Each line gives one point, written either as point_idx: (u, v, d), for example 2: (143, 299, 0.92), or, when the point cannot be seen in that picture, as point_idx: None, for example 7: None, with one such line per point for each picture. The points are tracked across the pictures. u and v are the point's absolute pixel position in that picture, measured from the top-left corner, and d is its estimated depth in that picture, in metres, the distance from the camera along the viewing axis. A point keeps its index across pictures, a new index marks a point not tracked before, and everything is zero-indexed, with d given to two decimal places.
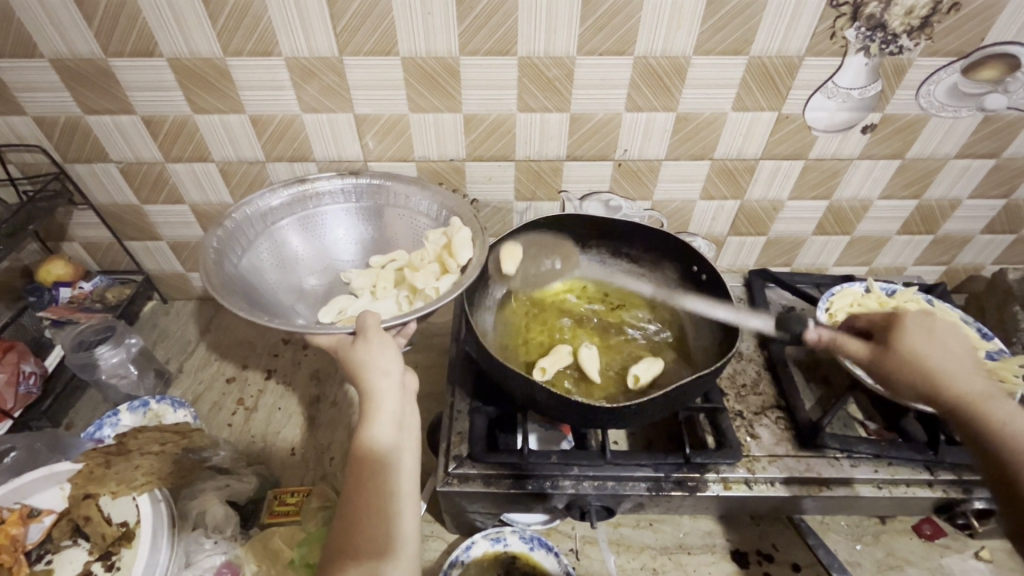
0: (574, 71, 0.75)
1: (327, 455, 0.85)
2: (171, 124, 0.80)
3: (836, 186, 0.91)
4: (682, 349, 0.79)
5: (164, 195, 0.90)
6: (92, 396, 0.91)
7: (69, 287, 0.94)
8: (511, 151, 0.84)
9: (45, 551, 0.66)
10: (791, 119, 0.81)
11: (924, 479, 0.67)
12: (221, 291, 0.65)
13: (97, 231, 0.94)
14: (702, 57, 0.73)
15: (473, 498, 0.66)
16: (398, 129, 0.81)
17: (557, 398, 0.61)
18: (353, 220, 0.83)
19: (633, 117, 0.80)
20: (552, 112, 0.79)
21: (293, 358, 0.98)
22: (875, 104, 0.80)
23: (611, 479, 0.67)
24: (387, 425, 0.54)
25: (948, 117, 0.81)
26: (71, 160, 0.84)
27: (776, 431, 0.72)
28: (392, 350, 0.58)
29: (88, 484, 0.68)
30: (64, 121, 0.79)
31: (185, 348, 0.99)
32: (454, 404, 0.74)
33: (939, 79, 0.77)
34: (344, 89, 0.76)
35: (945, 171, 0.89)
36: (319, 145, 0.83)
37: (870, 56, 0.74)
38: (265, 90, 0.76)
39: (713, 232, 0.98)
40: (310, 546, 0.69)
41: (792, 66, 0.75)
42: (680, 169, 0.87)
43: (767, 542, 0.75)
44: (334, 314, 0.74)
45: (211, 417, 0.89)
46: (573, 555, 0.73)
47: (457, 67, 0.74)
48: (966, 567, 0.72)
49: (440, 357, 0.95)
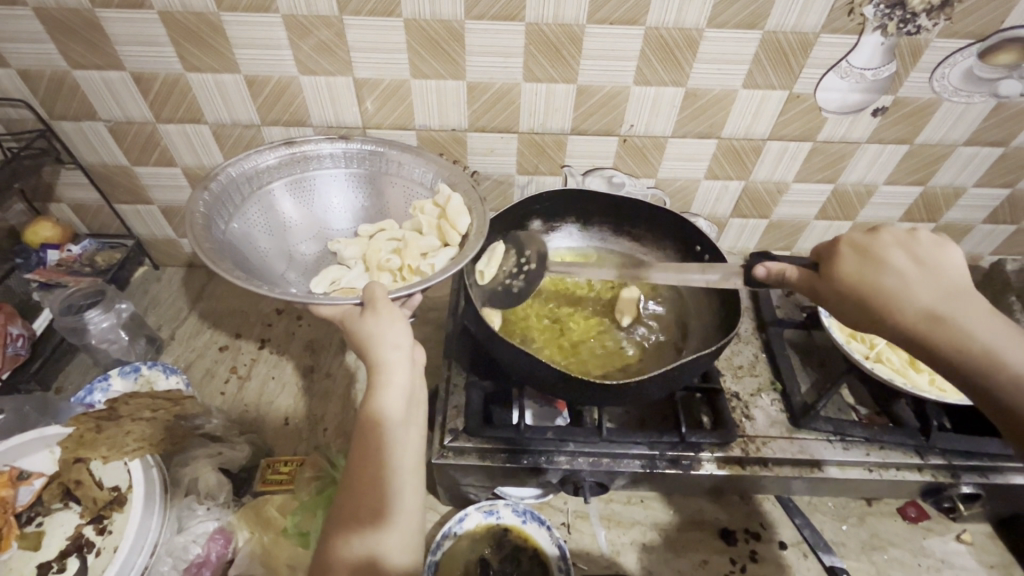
0: (583, 40, 0.72)
1: (321, 426, 0.84)
2: (163, 82, 0.77)
3: (841, 171, 0.90)
4: (682, 331, 0.79)
5: (155, 157, 0.87)
6: (82, 360, 0.90)
7: (57, 250, 0.91)
8: (515, 123, 0.82)
9: (36, 514, 0.65)
10: (802, 99, 0.79)
11: (914, 464, 0.68)
12: (212, 258, 0.63)
13: (86, 192, 0.91)
14: (716, 30, 0.71)
15: (468, 471, 0.66)
16: (399, 95, 0.79)
17: (554, 373, 0.61)
18: (344, 187, 0.81)
19: (641, 91, 0.78)
20: (558, 84, 0.77)
21: (286, 329, 0.97)
22: (888, 86, 0.78)
23: (605, 455, 0.67)
24: (396, 399, 0.53)
25: (961, 103, 0.80)
26: (57, 117, 0.81)
27: (771, 413, 0.72)
28: (401, 322, 0.57)
29: (78, 448, 0.66)
30: (49, 76, 0.76)
31: (177, 315, 0.98)
32: (449, 377, 0.73)
33: (955, 62, 0.75)
34: (342, 50, 0.74)
35: (953, 158, 0.88)
36: (316, 110, 0.81)
37: (887, 35, 0.72)
38: (262, 49, 0.73)
39: (715, 213, 0.97)
40: (304, 514, 0.70)
41: (806, 43, 0.73)
42: (685, 147, 0.85)
43: (755, 521, 0.76)
44: (327, 284, 0.73)
45: (204, 385, 0.88)
46: (565, 529, 0.74)
47: (462, 32, 0.71)
48: (947, 549, 0.74)
49: (436, 332, 0.95)
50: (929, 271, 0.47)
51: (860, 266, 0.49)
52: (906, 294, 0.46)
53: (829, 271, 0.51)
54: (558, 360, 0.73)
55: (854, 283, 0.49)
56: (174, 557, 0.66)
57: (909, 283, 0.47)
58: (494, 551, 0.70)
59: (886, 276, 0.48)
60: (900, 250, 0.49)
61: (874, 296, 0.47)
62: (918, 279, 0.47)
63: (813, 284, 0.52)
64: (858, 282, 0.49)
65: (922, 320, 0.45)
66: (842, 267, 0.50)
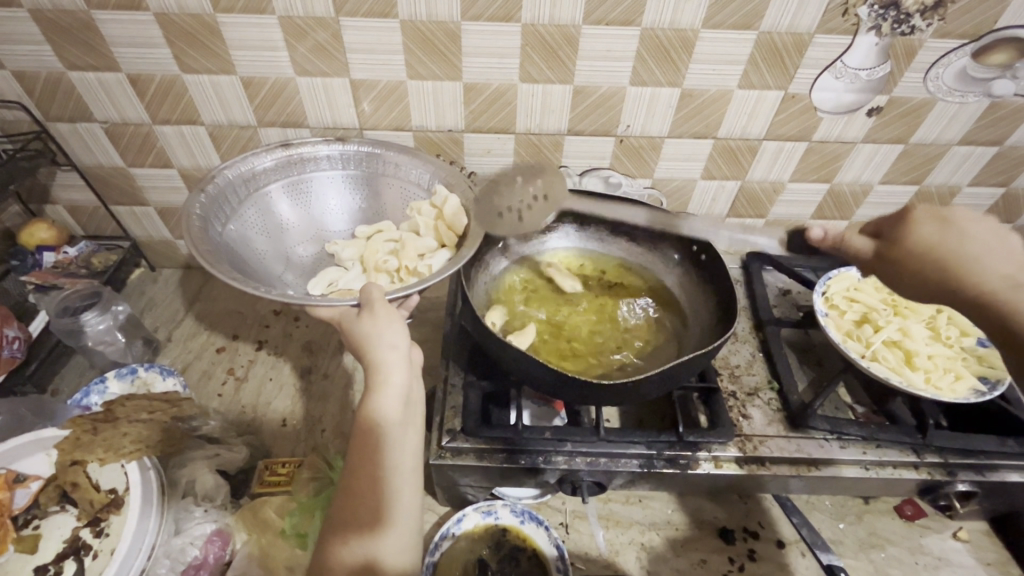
0: (579, 41, 0.72)
1: (318, 427, 0.84)
2: (158, 83, 0.77)
3: (837, 170, 0.90)
4: (679, 331, 0.78)
5: (152, 159, 0.87)
6: (79, 362, 0.90)
7: (54, 251, 0.91)
8: (511, 124, 0.82)
9: (32, 517, 0.65)
10: (798, 99, 0.79)
11: (911, 462, 0.68)
12: (209, 260, 0.63)
13: (83, 194, 0.91)
14: (712, 31, 0.71)
15: (466, 472, 0.66)
16: (396, 96, 0.79)
17: (551, 373, 0.61)
18: (342, 189, 0.81)
19: (637, 91, 0.78)
20: (555, 84, 0.77)
21: (284, 330, 0.97)
22: (883, 86, 0.78)
23: (603, 455, 0.67)
24: (394, 400, 0.53)
25: (955, 102, 0.80)
26: (53, 118, 0.80)
27: (768, 412, 0.72)
28: (398, 323, 0.57)
29: (75, 450, 0.66)
30: (45, 77, 0.76)
31: (173, 317, 0.98)
32: (447, 378, 0.73)
33: (949, 62, 0.75)
34: (338, 51, 0.74)
35: (948, 158, 0.88)
36: (313, 111, 0.81)
37: (881, 35, 0.72)
38: (258, 50, 0.73)
39: (712, 213, 0.97)
40: (301, 516, 0.70)
41: (801, 43, 0.73)
42: (681, 147, 0.86)
43: (753, 520, 0.76)
44: (324, 286, 0.72)
45: (201, 387, 0.88)
46: (563, 529, 0.75)
47: (459, 33, 0.71)
48: (944, 547, 0.75)
49: (434, 332, 0.95)
50: (999, 241, 0.52)
51: (938, 232, 0.52)
52: (982, 264, 0.51)
53: (903, 235, 0.53)
54: (554, 360, 0.73)
55: (930, 249, 0.52)
56: (172, 559, 0.65)
57: (988, 257, 0.51)
58: (492, 552, 0.70)
59: (967, 246, 0.52)
60: (973, 221, 0.53)
61: (950, 262, 0.51)
62: (996, 252, 0.51)
63: (883, 248, 0.54)
64: (935, 249, 0.52)
65: (1004, 288, 0.51)
66: (919, 232, 0.53)
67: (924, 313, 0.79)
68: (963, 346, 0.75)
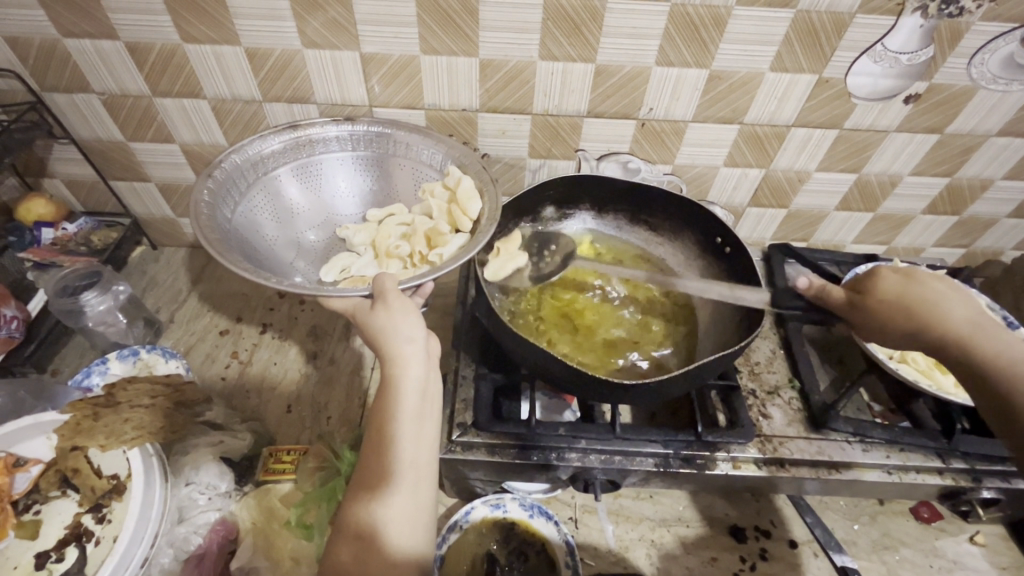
0: (604, 17, 0.68)
1: (324, 414, 0.82)
2: (158, 53, 0.73)
3: (866, 160, 0.86)
4: (699, 328, 0.75)
5: (152, 133, 0.83)
6: (79, 342, 0.88)
7: (52, 228, 0.88)
8: (528, 104, 0.78)
9: (33, 501, 0.64)
10: (831, 84, 0.75)
11: (935, 466, 0.66)
12: (218, 248, 0.60)
13: (80, 168, 0.88)
14: (746, 8, 0.67)
15: (476, 466, 0.65)
16: (407, 73, 0.75)
17: (567, 369, 0.58)
18: (351, 171, 0.78)
19: (662, 72, 0.74)
20: (576, 63, 0.73)
21: (289, 313, 0.95)
22: (923, 71, 0.74)
23: (618, 453, 0.65)
24: (412, 393, 0.51)
25: (998, 91, 0.76)
26: (47, 89, 0.77)
27: (789, 411, 0.70)
28: (414, 314, 0.54)
29: (75, 436, 0.65)
30: (39, 44, 0.72)
31: (176, 297, 0.95)
32: (458, 369, 0.71)
33: (995, 47, 0.71)
34: (350, 24, 0.69)
35: (983, 150, 0.84)
36: (319, 85, 0.77)
37: (927, 17, 0.68)
38: (264, 20, 0.69)
39: (732, 202, 0.94)
40: (306, 506, 0.68)
41: (840, 23, 0.69)
42: (706, 133, 0.82)
43: (765, 518, 0.75)
44: (337, 273, 0.70)
45: (204, 370, 0.86)
46: (572, 523, 0.73)
47: (476, 5, 0.67)
48: (959, 550, 0.73)
49: (443, 320, 0.92)
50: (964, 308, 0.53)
51: (901, 284, 0.55)
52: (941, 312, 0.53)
53: (870, 287, 0.57)
54: (573, 357, 0.70)
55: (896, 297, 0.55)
56: (175, 548, 0.65)
57: (945, 303, 0.53)
58: (500, 545, 0.69)
59: (923, 295, 0.54)
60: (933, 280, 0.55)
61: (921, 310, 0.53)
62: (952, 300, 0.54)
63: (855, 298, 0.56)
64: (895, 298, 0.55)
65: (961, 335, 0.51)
66: (884, 282, 0.56)
67: None
68: None
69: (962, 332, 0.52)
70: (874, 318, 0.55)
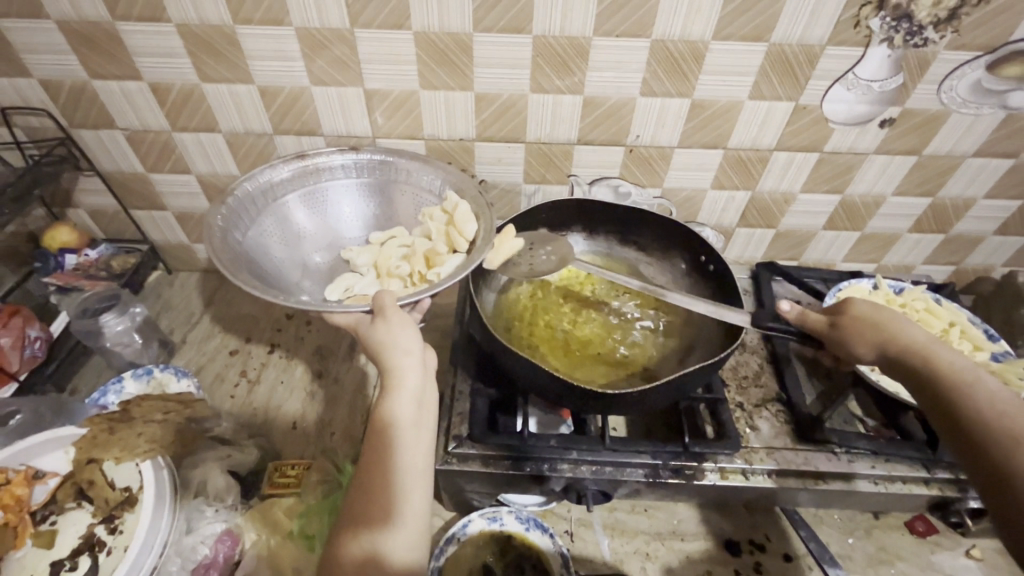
0: (589, 52, 0.73)
1: (328, 430, 0.85)
2: (179, 92, 0.79)
3: (849, 181, 0.90)
4: (690, 344, 0.78)
5: (170, 165, 0.89)
6: (96, 362, 0.92)
7: (75, 254, 0.93)
8: (521, 133, 0.83)
9: (49, 512, 0.67)
10: (808, 110, 0.79)
11: (921, 476, 0.67)
12: (231, 269, 0.65)
13: (103, 198, 0.94)
14: (722, 42, 0.72)
15: (472, 477, 0.67)
16: (408, 107, 0.80)
17: (556, 380, 0.61)
18: (355, 197, 0.82)
19: (647, 101, 0.78)
20: (565, 94, 0.78)
21: (296, 333, 0.99)
22: (895, 97, 0.78)
23: (609, 464, 0.67)
24: (408, 401, 0.54)
25: (969, 114, 0.79)
26: (77, 126, 0.83)
27: (776, 424, 0.72)
28: (411, 328, 0.58)
29: (92, 449, 0.69)
30: (70, 86, 0.78)
31: (188, 319, 1.00)
32: (455, 384, 0.74)
33: (962, 74, 0.75)
34: (355, 63, 0.75)
35: (962, 170, 0.87)
36: (327, 119, 0.82)
37: (893, 47, 0.72)
38: (276, 61, 0.75)
39: (722, 223, 0.97)
40: (308, 517, 0.71)
41: (812, 54, 0.73)
42: (692, 158, 0.86)
43: (760, 532, 0.76)
44: (341, 292, 0.74)
45: (214, 389, 0.90)
46: (568, 537, 0.75)
47: (470, 44, 0.73)
48: (955, 564, 0.73)
49: (444, 339, 0.96)
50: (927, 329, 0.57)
51: (875, 306, 0.60)
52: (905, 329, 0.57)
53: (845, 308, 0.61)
54: (564, 370, 0.73)
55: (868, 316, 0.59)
56: (183, 557, 0.67)
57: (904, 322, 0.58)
58: (497, 558, 0.70)
59: (891, 318, 0.58)
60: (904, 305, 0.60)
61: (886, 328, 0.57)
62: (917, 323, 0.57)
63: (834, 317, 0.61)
64: (866, 316, 0.59)
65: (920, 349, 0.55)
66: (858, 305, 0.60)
67: (936, 325, 0.78)
68: (976, 361, 0.74)
69: (918, 348, 0.55)
70: (845, 331, 0.60)
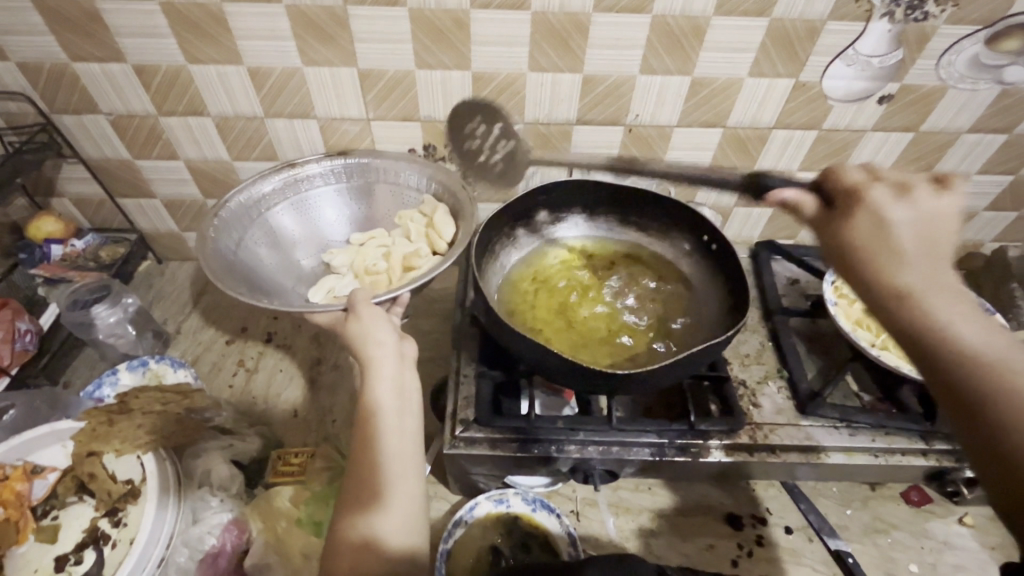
0: (589, 28, 0.72)
1: (329, 417, 0.85)
2: (164, 74, 0.76)
3: (846, 159, 0.90)
4: (694, 323, 0.78)
5: (157, 150, 0.86)
6: (89, 355, 0.90)
7: (61, 245, 0.91)
8: (520, 113, 0.82)
9: (50, 507, 0.66)
10: (808, 87, 0.79)
11: (919, 448, 0.68)
12: (223, 281, 0.65)
13: (88, 186, 0.91)
14: (723, 18, 0.71)
15: (478, 460, 0.67)
16: (403, 87, 0.78)
17: (562, 361, 0.61)
18: (345, 202, 0.82)
19: (646, 80, 0.77)
20: (564, 72, 0.77)
21: (293, 322, 0.97)
22: (893, 74, 0.78)
23: (615, 444, 0.68)
24: (388, 389, 0.54)
25: (966, 90, 0.79)
26: (57, 111, 0.80)
27: (777, 400, 0.73)
28: (385, 320, 0.59)
29: (92, 441, 0.68)
30: (49, 68, 0.75)
31: (181, 310, 0.98)
32: (459, 368, 0.74)
33: (961, 48, 0.75)
34: (348, 42, 0.73)
35: (956, 146, 0.88)
36: (320, 101, 0.80)
37: (894, 21, 0.72)
38: (267, 40, 0.73)
39: (719, 203, 0.97)
40: (317, 505, 0.71)
41: (813, 29, 0.72)
42: (692, 137, 0.85)
43: (761, 506, 0.77)
44: (324, 294, 0.74)
45: (213, 378, 0.88)
46: (574, 516, 0.76)
47: (466, 21, 0.71)
48: (948, 532, 0.76)
49: (443, 324, 0.95)
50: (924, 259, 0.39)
51: (874, 228, 0.40)
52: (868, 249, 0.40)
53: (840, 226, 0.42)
54: (569, 351, 0.73)
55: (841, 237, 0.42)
56: (191, 547, 0.65)
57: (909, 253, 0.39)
58: (505, 538, 0.71)
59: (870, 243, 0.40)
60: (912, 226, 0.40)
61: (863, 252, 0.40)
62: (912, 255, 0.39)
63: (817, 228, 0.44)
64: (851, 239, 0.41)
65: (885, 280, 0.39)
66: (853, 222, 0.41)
67: None
68: None
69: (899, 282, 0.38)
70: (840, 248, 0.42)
